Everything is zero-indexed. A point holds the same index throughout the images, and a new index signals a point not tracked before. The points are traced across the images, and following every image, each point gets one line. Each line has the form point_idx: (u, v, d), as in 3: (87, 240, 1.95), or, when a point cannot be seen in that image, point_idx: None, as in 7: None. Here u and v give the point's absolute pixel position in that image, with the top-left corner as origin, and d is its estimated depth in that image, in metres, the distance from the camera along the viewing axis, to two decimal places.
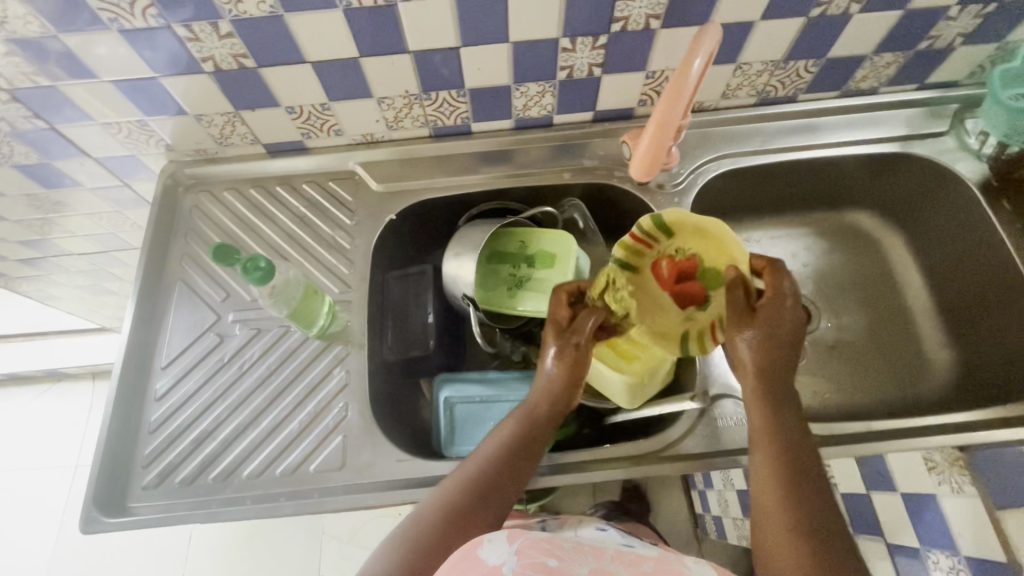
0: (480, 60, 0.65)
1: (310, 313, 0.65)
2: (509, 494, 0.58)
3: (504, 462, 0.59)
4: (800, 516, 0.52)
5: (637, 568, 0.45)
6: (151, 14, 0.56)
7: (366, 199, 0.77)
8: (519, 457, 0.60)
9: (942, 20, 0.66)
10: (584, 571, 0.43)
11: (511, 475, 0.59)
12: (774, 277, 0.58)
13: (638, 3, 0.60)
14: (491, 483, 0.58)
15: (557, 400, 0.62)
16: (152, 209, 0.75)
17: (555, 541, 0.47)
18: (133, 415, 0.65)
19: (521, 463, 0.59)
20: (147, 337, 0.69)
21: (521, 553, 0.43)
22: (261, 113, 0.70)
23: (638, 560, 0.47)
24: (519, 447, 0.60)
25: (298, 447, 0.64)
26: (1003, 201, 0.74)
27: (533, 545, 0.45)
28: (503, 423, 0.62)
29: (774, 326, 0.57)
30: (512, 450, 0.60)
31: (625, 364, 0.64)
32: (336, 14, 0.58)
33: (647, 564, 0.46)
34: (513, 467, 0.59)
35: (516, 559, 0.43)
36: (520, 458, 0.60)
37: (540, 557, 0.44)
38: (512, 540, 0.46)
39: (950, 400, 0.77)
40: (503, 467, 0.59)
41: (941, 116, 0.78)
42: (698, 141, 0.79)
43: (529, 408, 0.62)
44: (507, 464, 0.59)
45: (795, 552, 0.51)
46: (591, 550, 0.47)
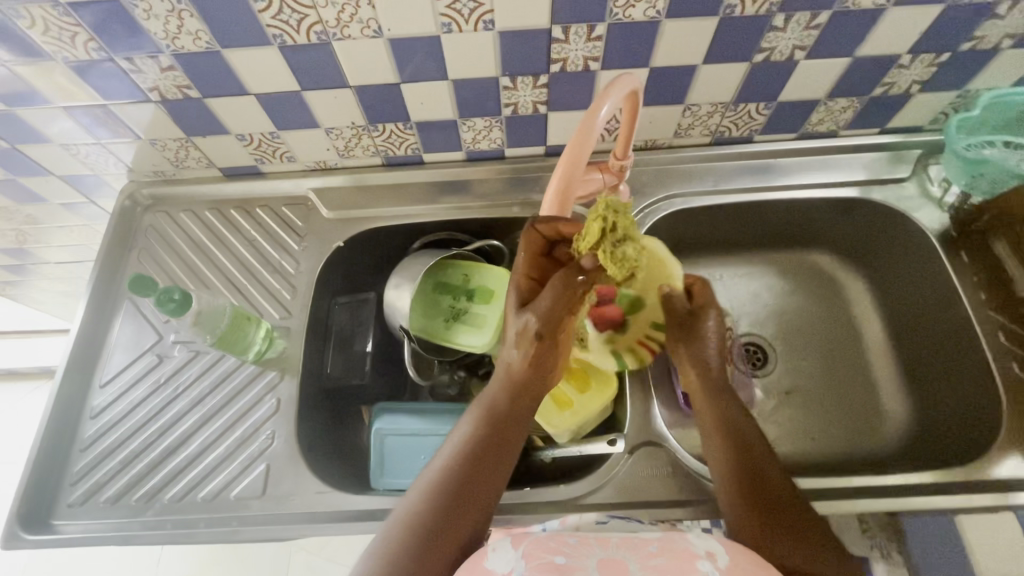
0: (421, 96, 0.66)
1: (242, 342, 0.67)
2: (481, 502, 0.54)
3: (467, 467, 0.55)
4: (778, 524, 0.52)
5: (643, 550, 0.44)
6: (93, 47, 0.58)
7: (317, 225, 0.78)
8: (483, 457, 0.56)
9: (895, 68, 0.65)
10: (592, 564, 0.43)
11: (478, 479, 0.55)
12: (704, 293, 0.64)
13: (574, 45, 0.60)
14: (460, 492, 0.54)
15: (519, 390, 0.59)
16: (108, 228, 0.77)
17: (560, 538, 0.47)
18: (67, 432, 0.67)
19: (488, 464, 0.56)
20: (90, 355, 0.71)
21: (527, 556, 0.44)
22: (212, 139, 0.71)
23: (642, 543, 0.46)
24: (483, 448, 0.57)
25: (223, 472, 0.64)
26: (962, 251, 0.72)
27: (539, 547, 0.45)
28: (462, 427, 0.59)
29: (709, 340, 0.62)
30: (475, 454, 0.56)
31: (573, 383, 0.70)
32: (271, 50, 0.59)
33: (653, 545, 0.45)
34: (478, 471, 0.55)
35: (525, 562, 0.43)
36: (485, 459, 0.56)
37: (547, 556, 0.44)
38: (516, 544, 0.46)
39: (902, 458, 0.74)
40: (468, 473, 0.55)
41: (904, 161, 0.76)
42: (652, 179, 0.78)
43: (489, 405, 0.59)
44: (471, 468, 0.55)
45: (787, 547, 0.51)
46: (597, 540, 0.46)
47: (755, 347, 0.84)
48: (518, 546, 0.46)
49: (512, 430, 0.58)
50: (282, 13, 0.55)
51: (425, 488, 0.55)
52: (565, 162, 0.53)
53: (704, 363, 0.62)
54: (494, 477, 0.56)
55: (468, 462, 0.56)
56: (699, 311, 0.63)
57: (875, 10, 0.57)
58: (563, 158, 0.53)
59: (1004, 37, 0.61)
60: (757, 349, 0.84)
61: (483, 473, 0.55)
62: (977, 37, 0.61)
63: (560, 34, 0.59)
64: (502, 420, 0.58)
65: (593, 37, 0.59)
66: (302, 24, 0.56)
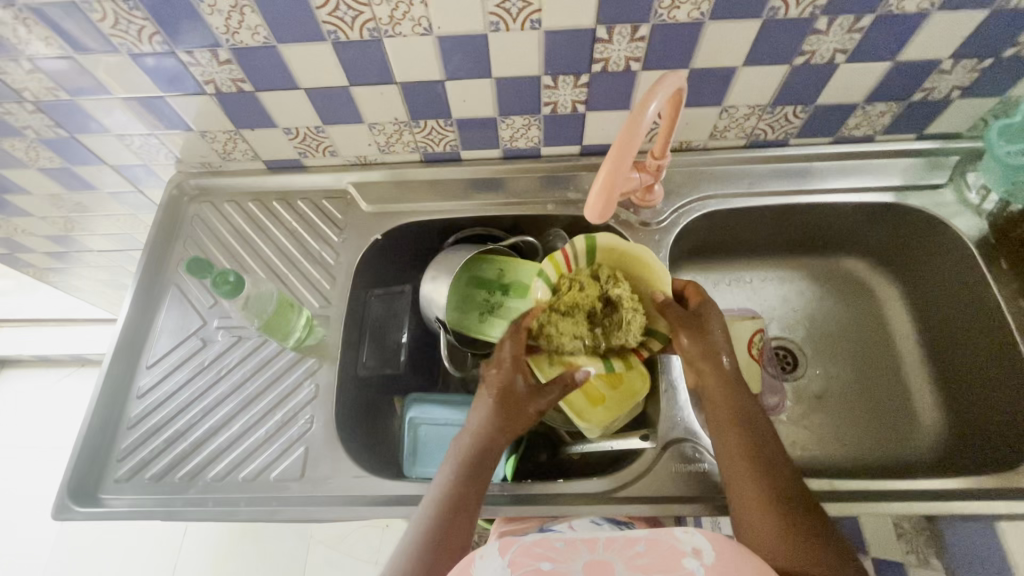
0: (464, 93, 0.67)
1: (285, 328, 0.68)
2: (473, 519, 0.56)
3: (456, 488, 0.58)
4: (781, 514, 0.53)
5: (630, 551, 0.44)
6: (157, 40, 0.61)
7: (356, 218, 0.80)
8: (469, 477, 0.58)
9: (936, 73, 0.65)
10: (578, 568, 0.43)
11: (468, 496, 0.57)
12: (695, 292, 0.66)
13: (617, 45, 0.61)
14: (451, 513, 0.56)
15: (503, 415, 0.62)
16: (157, 216, 0.80)
17: (546, 540, 0.47)
18: (115, 410, 0.69)
19: (477, 483, 0.58)
20: (138, 337, 0.73)
21: (513, 564, 0.44)
22: (260, 132, 0.74)
23: (630, 540, 0.46)
24: (471, 469, 0.59)
25: (263, 454, 0.66)
26: (1001, 259, 0.71)
27: (524, 552, 0.45)
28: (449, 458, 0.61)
29: (706, 333, 0.63)
30: (463, 474, 0.59)
31: (591, 411, 0.68)
32: (325, 46, 0.61)
33: (640, 544, 0.45)
34: (468, 490, 0.58)
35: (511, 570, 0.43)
36: (474, 480, 0.58)
37: (533, 562, 0.44)
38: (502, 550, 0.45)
39: (935, 466, 0.74)
40: (457, 494, 0.57)
41: (942, 167, 0.76)
42: (685, 180, 0.79)
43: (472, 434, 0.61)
44: (461, 489, 0.58)
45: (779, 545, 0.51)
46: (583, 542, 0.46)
47: (785, 351, 0.84)
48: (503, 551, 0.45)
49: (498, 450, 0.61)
50: (338, 10, 0.57)
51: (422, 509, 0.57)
52: (616, 152, 0.52)
53: (713, 358, 0.62)
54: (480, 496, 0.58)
55: (457, 484, 0.58)
56: (700, 310, 0.65)
57: (919, 14, 0.58)
58: (612, 148, 0.53)
59: None
60: (787, 353, 0.84)
61: (472, 492, 0.58)
62: (1021, 43, 0.61)
63: (604, 34, 0.60)
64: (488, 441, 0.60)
65: (637, 38, 0.60)
66: (356, 21, 0.58)
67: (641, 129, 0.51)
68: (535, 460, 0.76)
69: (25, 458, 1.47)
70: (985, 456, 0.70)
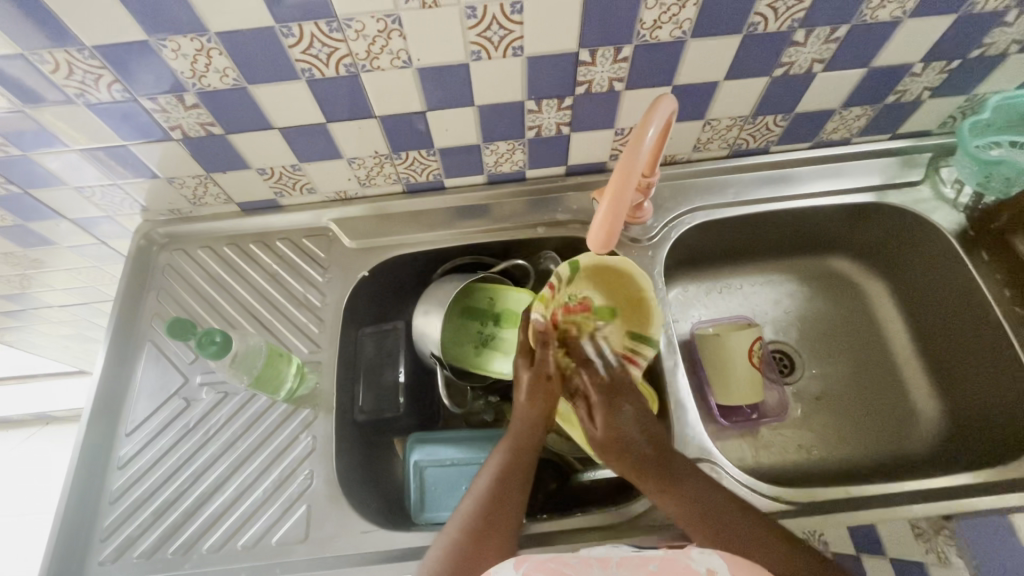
0: (446, 122, 0.65)
1: (275, 379, 0.65)
2: (511, 530, 0.56)
3: (495, 497, 0.58)
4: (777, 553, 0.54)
5: (644, 570, 0.45)
6: (116, 88, 0.57)
7: (339, 255, 0.77)
8: (511, 489, 0.59)
9: (908, 76, 0.67)
10: None
11: (507, 507, 0.57)
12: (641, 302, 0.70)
13: (600, 67, 0.61)
14: (490, 521, 0.56)
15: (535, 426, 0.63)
16: (124, 269, 0.75)
17: (559, 557, 0.47)
18: (94, 485, 0.64)
19: (516, 495, 0.58)
20: (113, 403, 0.68)
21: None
22: (232, 175, 0.70)
23: (643, 560, 0.47)
24: (513, 482, 0.59)
25: (261, 517, 0.62)
26: (981, 250, 0.73)
27: (540, 568, 0.45)
28: (492, 456, 0.62)
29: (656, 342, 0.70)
30: (504, 485, 0.59)
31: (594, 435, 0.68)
32: (299, 84, 0.58)
33: (654, 563, 0.46)
34: (504, 502, 0.58)
35: None
36: (512, 493, 0.58)
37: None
38: (518, 565, 0.46)
39: (938, 458, 0.75)
40: (496, 506, 0.57)
41: (917, 164, 0.78)
42: (673, 194, 0.79)
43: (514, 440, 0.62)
44: (500, 501, 0.58)
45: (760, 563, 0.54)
46: (598, 563, 0.47)
47: (781, 354, 0.85)
48: (518, 567, 0.46)
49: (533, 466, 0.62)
50: (312, 48, 0.55)
51: (461, 518, 0.57)
52: (606, 215, 0.55)
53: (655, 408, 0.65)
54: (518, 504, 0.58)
55: (495, 495, 0.58)
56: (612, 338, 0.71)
57: (890, 22, 0.59)
58: (600, 214, 0.56)
59: (1011, 43, 0.63)
60: (784, 356, 0.84)
61: (510, 504, 0.58)
62: (987, 44, 0.63)
63: (587, 57, 0.59)
64: (523, 456, 0.61)
65: (620, 59, 0.60)
66: (332, 57, 0.56)
67: (630, 186, 0.52)
68: (545, 489, 0.71)
69: (6, 528, 1.41)
70: (985, 445, 0.71)
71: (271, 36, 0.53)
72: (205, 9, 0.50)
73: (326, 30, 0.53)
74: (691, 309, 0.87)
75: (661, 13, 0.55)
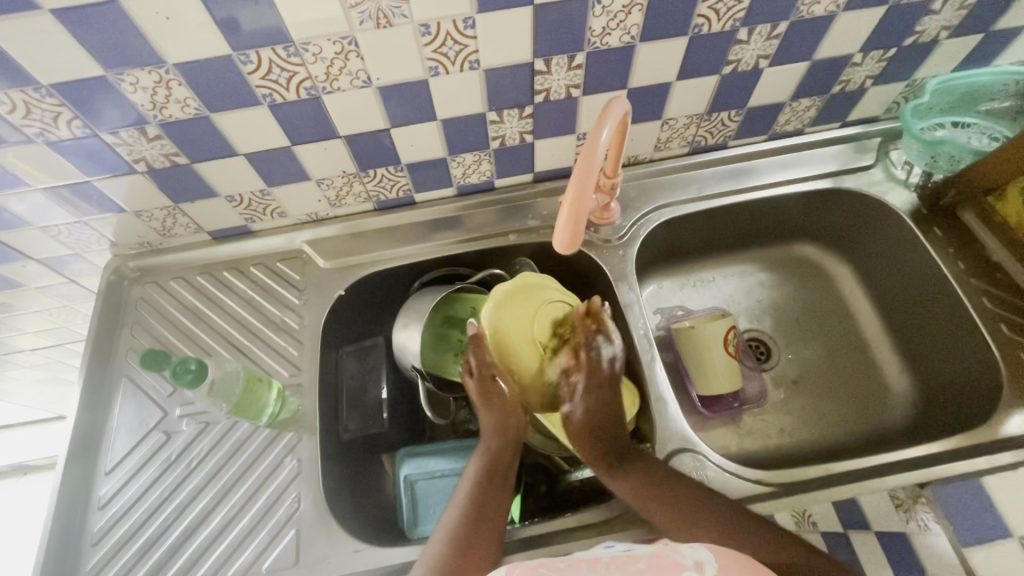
0: (411, 137, 0.66)
1: (255, 406, 0.65)
2: (493, 536, 0.56)
3: (474, 506, 0.57)
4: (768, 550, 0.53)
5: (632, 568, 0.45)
6: (77, 125, 0.57)
7: (314, 276, 0.77)
8: (488, 499, 0.58)
9: (849, 66, 0.70)
10: None
11: (488, 518, 0.56)
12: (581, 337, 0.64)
13: (556, 76, 0.63)
14: (471, 533, 0.55)
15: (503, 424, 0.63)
16: (96, 306, 0.74)
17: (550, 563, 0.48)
18: (74, 528, 0.63)
19: (496, 495, 0.58)
20: (91, 442, 0.67)
21: None
22: (200, 204, 0.70)
23: (631, 559, 0.47)
24: (490, 490, 0.59)
25: (250, 545, 0.62)
26: (935, 226, 0.77)
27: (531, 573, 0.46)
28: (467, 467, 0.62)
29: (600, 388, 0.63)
30: (482, 493, 0.58)
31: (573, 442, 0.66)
32: (262, 109, 0.59)
33: (642, 561, 0.46)
34: (485, 512, 0.57)
35: None
36: (489, 504, 0.57)
37: None
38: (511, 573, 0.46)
39: (912, 432, 0.77)
40: (477, 517, 0.56)
41: (868, 149, 0.81)
42: (638, 193, 0.81)
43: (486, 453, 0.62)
44: (478, 515, 0.56)
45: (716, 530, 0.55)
46: (587, 563, 0.47)
47: (758, 342, 0.87)
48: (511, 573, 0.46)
49: (510, 474, 0.61)
50: (271, 73, 0.56)
51: (440, 535, 0.56)
52: (569, 217, 0.57)
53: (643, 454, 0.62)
54: (497, 516, 0.57)
55: (475, 503, 0.57)
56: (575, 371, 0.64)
57: (827, 16, 0.62)
58: (563, 215, 0.57)
59: (941, 30, 0.67)
60: (759, 344, 0.87)
61: (491, 515, 0.57)
62: (918, 31, 0.67)
63: (543, 67, 0.61)
64: (501, 460, 0.61)
65: (574, 66, 0.62)
66: (292, 81, 0.57)
67: (590, 187, 0.54)
68: (536, 493, 0.73)
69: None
70: (955, 415, 0.73)
71: (228, 64, 0.54)
72: (163, 42, 0.51)
73: (284, 55, 0.54)
74: (669, 303, 0.89)
75: (609, 20, 0.58)
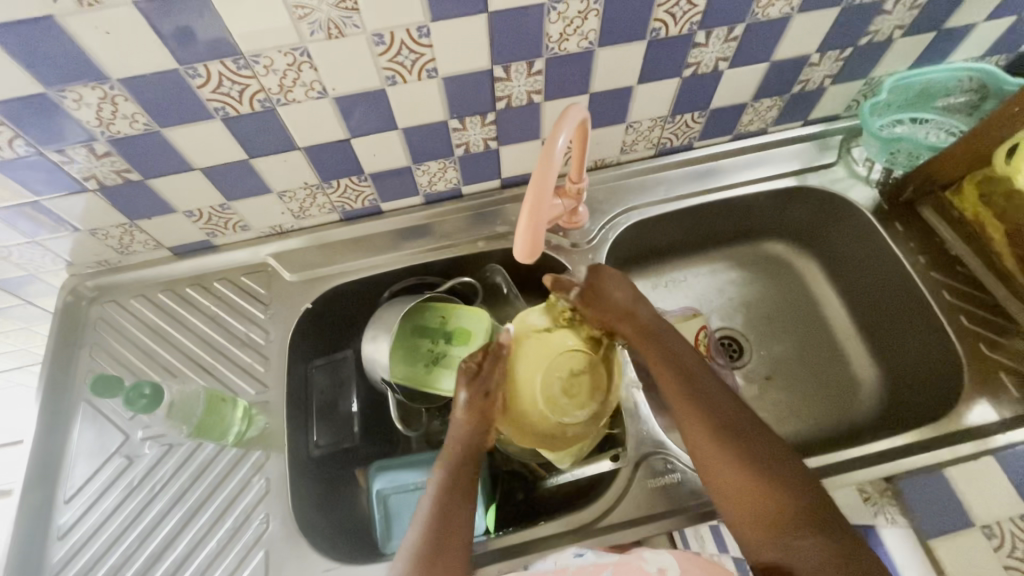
0: (373, 147, 0.66)
1: (220, 426, 0.64)
2: (458, 546, 0.54)
3: (438, 517, 0.55)
4: (776, 504, 0.51)
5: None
6: (19, 144, 0.55)
7: (280, 290, 0.76)
8: (455, 508, 0.57)
9: (808, 66, 0.71)
10: None
11: (454, 527, 0.55)
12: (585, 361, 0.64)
13: (516, 82, 0.62)
14: (436, 546, 0.54)
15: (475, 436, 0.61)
16: (52, 328, 0.72)
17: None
18: (32, 560, 0.61)
19: (461, 503, 0.57)
20: (48, 470, 0.65)
21: None
22: (158, 220, 0.68)
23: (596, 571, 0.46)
24: (454, 498, 0.57)
25: (218, 569, 0.60)
26: (896, 222, 0.78)
27: None
28: (430, 477, 0.60)
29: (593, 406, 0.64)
30: (444, 503, 0.57)
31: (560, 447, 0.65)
32: (215, 123, 0.58)
33: None
34: (449, 525, 0.55)
35: None
36: (453, 516, 0.56)
37: None
38: None
39: (881, 423, 0.78)
40: (443, 528, 0.55)
41: (830, 147, 0.82)
42: (607, 196, 0.81)
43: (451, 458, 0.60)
44: (441, 528, 0.55)
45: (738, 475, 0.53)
46: None
47: (730, 340, 0.88)
48: None
49: (474, 478, 0.60)
50: (222, 87, 0.54)
51: (406, 550, 0.54)
52: (529, 221, 0.56)
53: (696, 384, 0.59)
54: (462, 525, 0.56)
55: (439, 515, 0.56)
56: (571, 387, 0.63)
57: (782, 18, 0.63)
58: (523, 219, 0.56)
59: (894, 29, 0.68)
60: (732, 341, 0.87)
61: (455, 526, 0.55)
62: (873, 31, 0.68)
63: (502, 74, 0.61)
64: (466, 467, 0.60)
65: (533, 72, 0.61)
66: (244, 94, 0.56)
67: (548, 192, 0.53)
68: (513, 500, 0.72)
69: None
70: (921, 405, 0.74)
71: (176, 79, 0.52)
72: (105, 58, 0.49)
73: (234, 68, 0.53)
74: None
75: (566, 27, 0.57)
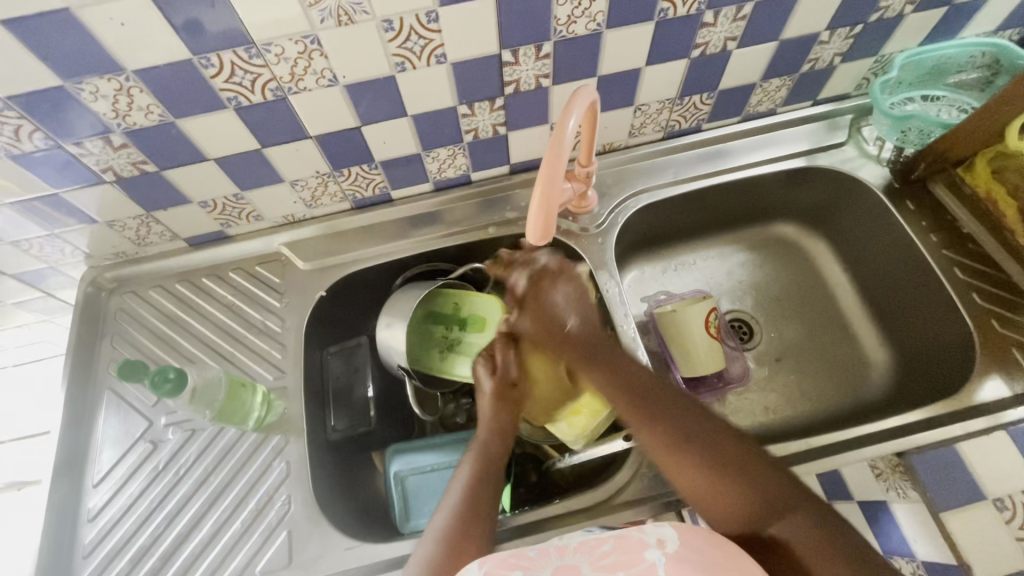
0: (383, 134, 0.66)
1: (241, 411, 0.65)
2: (486, 521, 0.54)
3: (466, 497, 0.56)
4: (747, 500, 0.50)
5: (598, 551, 0.43)
6: (39, 137, 0.56)
7: (295, 279, 0.77)
8: (484, 489, 0.57)
9: (817, 45, 0.70)
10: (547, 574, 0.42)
11: (479, 507, 0.55)
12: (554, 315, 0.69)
13: (525, 66, 0.62)
14: (462, 523, 0.54)
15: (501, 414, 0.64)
16: (73, 318, 0.74)
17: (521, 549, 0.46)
18: (64, 541, 0.63)
19: (490, 485, 0.57)
20: (75, 456, 0.66)
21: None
22: (174, 211, 0.70)
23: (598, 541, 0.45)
24: (483, 481, 0.57)
25: (243, 549, 0.62)
26: (907, 200, 0.78)
27: (500, 562, 0.44)
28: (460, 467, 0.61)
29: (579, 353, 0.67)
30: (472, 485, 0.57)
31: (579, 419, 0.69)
32: (228, 113, 0.58)
33: (607, 542, 0.45)
34: (476, 505, 0.55)
35: None
36: (480, 495, 0.56)
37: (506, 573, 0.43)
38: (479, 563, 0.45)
39: (892, 401, 0.78)
40: (470, 506, 0.55)
41: (839, 127, 0.82)
42: (615, 180, 0.81)
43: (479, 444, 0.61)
44: (467, 506, 0.55)
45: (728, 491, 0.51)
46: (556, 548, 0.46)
47: (740, 322, 0.88)
48: (482, 566, 0.44)
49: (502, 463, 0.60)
50: (234, 76, 0.55)
51: (433, 531, 0.54)
52: (540, 199, 0.56)
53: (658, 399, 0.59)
54: (490, 505, 0.56)
55: (466, 496, 0.56)
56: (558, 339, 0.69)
57: None
58: (535, 196, 0.56)
59: (906, 5, 0.67)
60: (742, 324, 0.88)
61: (482, 504, 0.55)
62: (884, 7, 0.67)
63: (510, 58, 0.61)
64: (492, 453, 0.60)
65: (542, 56, 0.62)
66: (256, 83, 0.56)
67: (560, 171, 0.54)
68: (527, 482, 0.74)
69: None
70: (935, 382, 0.74)
71: (190, 69, 0.53)
72: (120, 50, 0.50)
73: (246, 58, 0.54)
74: (651, 287, 0.90)
75: (574, 9, 0.57)
